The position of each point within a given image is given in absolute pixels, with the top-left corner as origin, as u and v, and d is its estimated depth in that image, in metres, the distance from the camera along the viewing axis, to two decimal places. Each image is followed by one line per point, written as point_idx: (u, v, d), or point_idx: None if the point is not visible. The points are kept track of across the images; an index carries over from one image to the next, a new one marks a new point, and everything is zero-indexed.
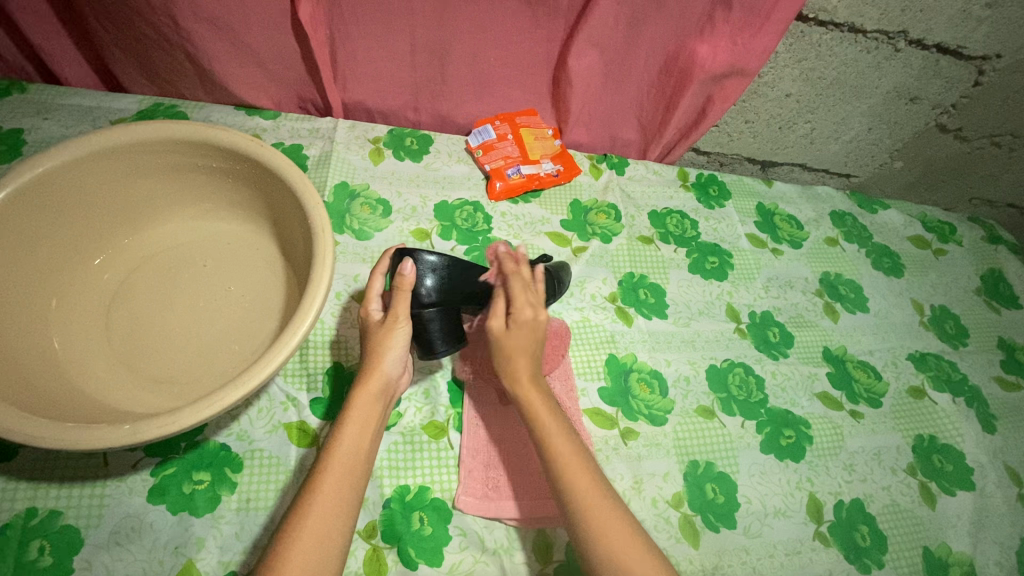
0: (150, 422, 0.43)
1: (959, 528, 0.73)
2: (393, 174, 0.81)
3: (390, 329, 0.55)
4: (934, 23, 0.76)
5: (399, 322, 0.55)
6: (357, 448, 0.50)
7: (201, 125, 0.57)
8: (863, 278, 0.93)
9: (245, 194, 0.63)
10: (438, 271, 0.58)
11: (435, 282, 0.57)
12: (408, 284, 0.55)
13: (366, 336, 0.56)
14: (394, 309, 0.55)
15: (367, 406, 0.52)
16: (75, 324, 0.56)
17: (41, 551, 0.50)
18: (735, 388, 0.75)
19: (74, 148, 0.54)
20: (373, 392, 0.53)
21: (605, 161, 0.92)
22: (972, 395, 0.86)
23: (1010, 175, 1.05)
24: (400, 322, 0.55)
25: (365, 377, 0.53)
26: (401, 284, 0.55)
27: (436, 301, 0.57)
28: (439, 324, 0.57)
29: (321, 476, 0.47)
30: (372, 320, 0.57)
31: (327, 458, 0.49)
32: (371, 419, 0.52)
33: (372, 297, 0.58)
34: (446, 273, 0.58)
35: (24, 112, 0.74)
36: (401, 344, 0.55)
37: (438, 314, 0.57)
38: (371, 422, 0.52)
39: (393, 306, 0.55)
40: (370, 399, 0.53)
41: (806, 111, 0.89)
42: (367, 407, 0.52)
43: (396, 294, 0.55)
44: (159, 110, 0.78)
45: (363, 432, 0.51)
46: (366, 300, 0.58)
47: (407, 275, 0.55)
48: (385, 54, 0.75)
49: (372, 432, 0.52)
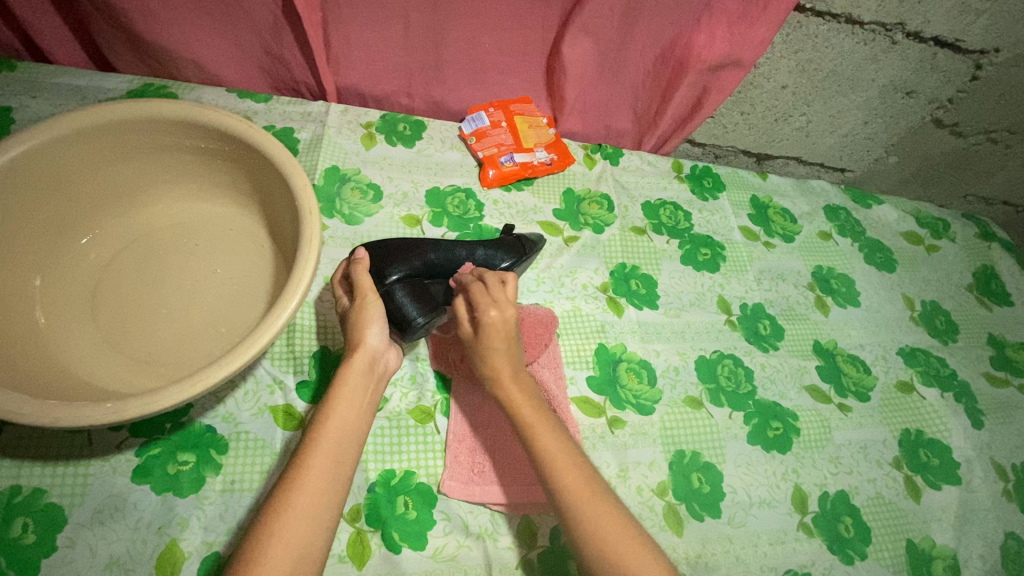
0: (135, 399, 0.43)
1: (943, 521, 0.74)
2: (385, 160, 0.81)
3: (362, 304, 0.55)
4: (932, 16, 0.75)
5: (369, 293, 0.56)
6: (345, 424, 0.50)
7: (188, 104, 0.57)
8: (856, 272, 0.93)
9: (234, 175, 0.63)
10: (397, 258, 0.62)
11: (398, 265, 0.61)
12: (365, 263, 0.58)
13: (344, 321, 0.57)
14: (360, 285, 0.56)
15: (355, 384, 0.52)
16: (59, 303, 0.56)
17: (25, 527, 0.50)
18: (724, 379, 0.75)
19: (57, 126, 0.53)
20: (360, 369, 0.53)
21: (599, 151, 0.91)
22: (960, 390, 0.86)
23: (1006, 172, 1.05)
24: (370, 296, 0.56)
25: (349, 356, 0.54)
26: (357, 263, 0.58)
27: (401, 278, 0.60)
28: (406, 294, 0.58)
29: (310, 451, 0.47)
30: (345, 307, 0.58)
31: (316, 435, 0.48)
32: (359, 395, 0.52)
33: (337, 284, 0.60)
34: (404, 255, 0.62)
35: (12, 90, 0.73)
36: (379, 316, 0.55)
37: (404, 288, 0.59)
38: (361, 398, 0.52)
39: (357, 285, 0.57)
40: (357, 376, 0.53)
41: (802, 103, 0.88)
42: (356, 385, 0.52)
43: (355, 272, 0.57)
44: (149, 91, 0.77)
45: (351, 411, 0.51)
46: (334, 290, 0.59)
47: (359, 256, 0.59)
48: (378, 38, 0.74)
49: (362, 409, 0.52)
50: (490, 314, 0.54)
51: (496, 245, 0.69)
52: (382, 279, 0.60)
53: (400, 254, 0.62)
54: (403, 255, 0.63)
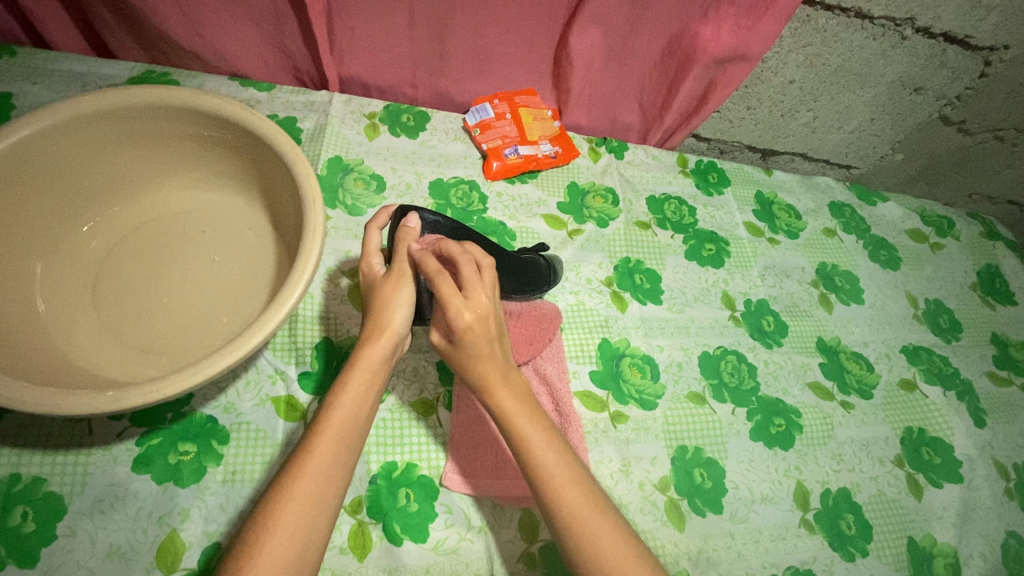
0: (134, 389, 0.43)
1: (944, 520, 0.74)
2: (388, 150, 0.80)
3: (396, 283, 0.53)
4: (942, 11, 0.75)
5: (405, 275, 0.53)
6: (357, 411, 0.48)
7: (192, 92, 0.56)
8: (859, 270, 0.93)
9: (238, 163, 0.62)
10: (435, 237, 0.59)
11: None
12: (412, 237, 0.55)
13: (371, 293, 0.54)
14: (401, 263, 0.54)
15: (373, 370, 0.50)
16: (60, 290, 0.55)
17: (24, 516, 0.50)
18: (727, 374, 0.75)
19: (61, 111, 0.52)
20: (379, 355, 0.50)
21: (604, 144, 0.91)
22: (963, 389, 0.86)
23: (1012, 171, 1.04)
24: (404, 279, 0.53)
25: (371, 337, 0.51)
26: (405, 234, 0.55)
27: None
28: (431, 286, 0.58)
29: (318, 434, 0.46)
30: (375, 276, 0.55)
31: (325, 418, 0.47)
32: (374, 382, 0.50)
33: (373, 252, 0.57)
34: (444, 237, 0.60)
35: (12, 75, 0.72)
36: (407, 299, 0.52)
37: (429, 279, 0.57)
38: (377, 384, 0.50)
39: (397, 260, 0.54)
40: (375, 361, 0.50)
41: (809, 99, 0.88)
42: (372, 369, 0.50)
43: (400, 242, 0.55)
44: (151, 78, 0.76)
45: (364, 398, 0.49)
46: (366, 257, 0.57)
47: (411, 226, 0.55)
48: (383, 27, 0.74)
49: (374, 394, 0.50)
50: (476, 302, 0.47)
51: (529, 270, 0.67)
52: (416, 259, 0.58)
53: (443, 234, 0.60)
54: (443, 236, 0.60)
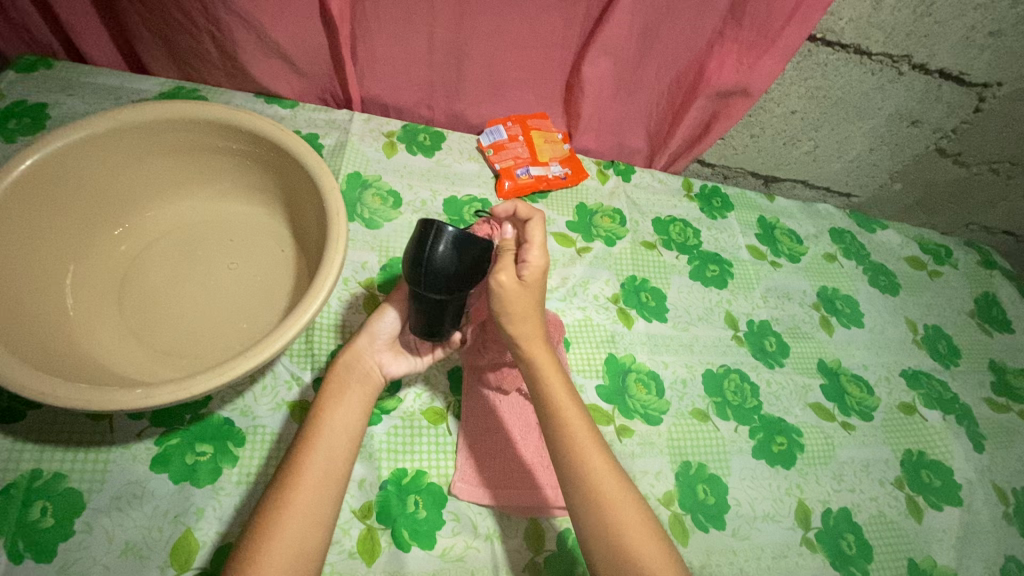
0: (163, 387, 0.45)
1: (945, 542, 0.74)
2: (405, 168, 0.83)
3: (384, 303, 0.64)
4: (937, 49, 0.79)
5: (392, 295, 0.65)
6: (339, 421, 0.52)
7: (225, 108, 0.59)
8: (860, 294, 0.95)
9: (263, 177, 0.65)
10: (456, 262, 0.51)
11: (454, 275, 0.52)
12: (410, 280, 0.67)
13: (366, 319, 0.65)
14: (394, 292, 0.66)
15: (345, 384, 0.55)
16: (91, 291, 0.58)
17: (43, 511, 0.51)
18: (730, 393, 0.77)
19: (104, 121, 0.56)
20: (346, 372, 0.57)
21: (611, 167, 0.94)
22: (961, 413, 0.87)
23: (1007, 203, 1.07)
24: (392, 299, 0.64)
25: (337, 360, 0.58)
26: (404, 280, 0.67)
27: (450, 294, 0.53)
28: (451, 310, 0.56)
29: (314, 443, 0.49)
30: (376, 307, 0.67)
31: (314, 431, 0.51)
32: (348, 393, 0.55)
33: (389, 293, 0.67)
34: (463, 255, 0.52)
35: (49, 88, 0.76)
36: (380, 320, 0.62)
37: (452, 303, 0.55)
38: (356, 403, 0.54)
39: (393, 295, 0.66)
40: (345, 376, 0.56)
41: (810, 129, 0.91)
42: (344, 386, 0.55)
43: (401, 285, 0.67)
44: (181, 93, 0.80)
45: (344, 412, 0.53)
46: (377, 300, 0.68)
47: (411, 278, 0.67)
48: (404, 52, 0.77)
49: (355, 408, 0.54)
50: (538, 261, 0.54)
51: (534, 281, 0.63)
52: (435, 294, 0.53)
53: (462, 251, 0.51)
54: (461, 257, 0.51)
